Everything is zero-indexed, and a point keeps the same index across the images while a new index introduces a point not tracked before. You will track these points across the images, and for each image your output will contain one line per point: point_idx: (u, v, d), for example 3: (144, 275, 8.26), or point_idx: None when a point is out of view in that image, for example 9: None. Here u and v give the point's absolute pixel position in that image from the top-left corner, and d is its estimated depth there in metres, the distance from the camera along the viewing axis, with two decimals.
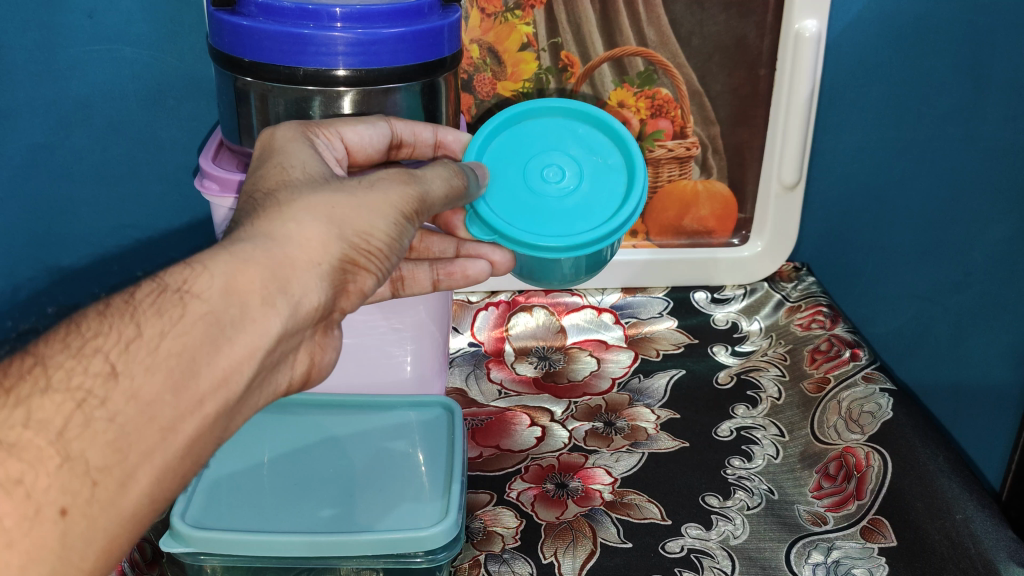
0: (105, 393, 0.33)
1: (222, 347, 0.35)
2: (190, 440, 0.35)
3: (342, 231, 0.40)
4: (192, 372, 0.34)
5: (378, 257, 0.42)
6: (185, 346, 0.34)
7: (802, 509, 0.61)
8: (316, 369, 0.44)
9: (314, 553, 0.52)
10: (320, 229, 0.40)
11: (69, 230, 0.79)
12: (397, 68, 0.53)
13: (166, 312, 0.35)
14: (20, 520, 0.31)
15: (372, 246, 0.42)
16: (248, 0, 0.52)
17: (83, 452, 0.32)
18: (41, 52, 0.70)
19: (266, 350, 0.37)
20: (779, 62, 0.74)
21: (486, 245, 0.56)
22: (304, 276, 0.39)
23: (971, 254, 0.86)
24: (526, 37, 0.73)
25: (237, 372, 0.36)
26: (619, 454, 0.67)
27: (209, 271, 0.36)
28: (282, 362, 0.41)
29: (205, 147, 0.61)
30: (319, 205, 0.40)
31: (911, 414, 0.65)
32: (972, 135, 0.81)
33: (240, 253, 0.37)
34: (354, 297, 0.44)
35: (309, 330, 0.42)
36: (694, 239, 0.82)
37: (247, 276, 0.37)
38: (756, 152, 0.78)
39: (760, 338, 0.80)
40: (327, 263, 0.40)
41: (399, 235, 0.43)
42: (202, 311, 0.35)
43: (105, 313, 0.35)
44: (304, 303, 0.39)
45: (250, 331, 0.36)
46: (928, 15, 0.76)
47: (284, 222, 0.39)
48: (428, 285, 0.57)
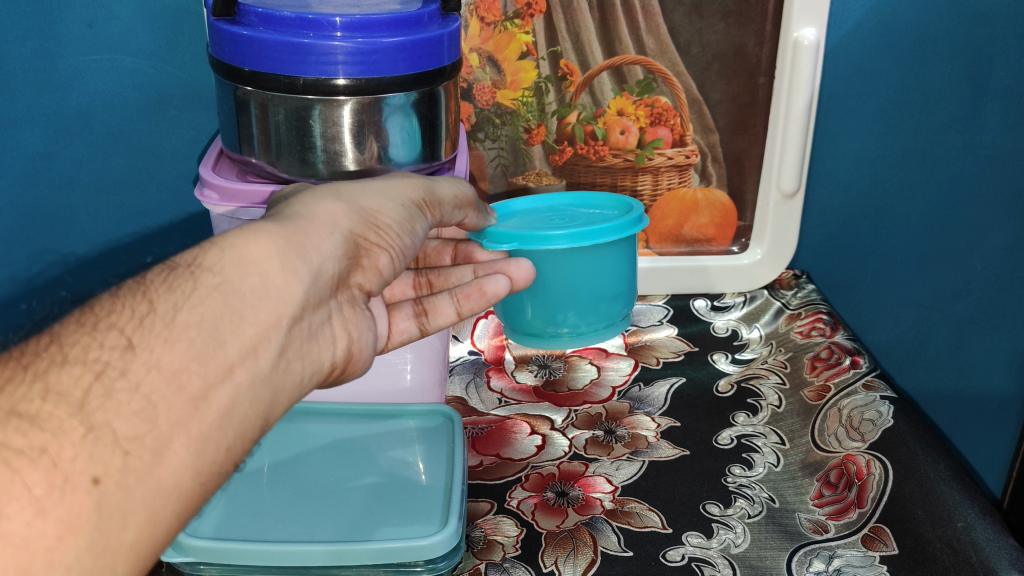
0: (124, 364, 0.31)
1: (246, 315, 0.35)
2: (224, 412, 0.34)
3: (354, 206, 0.42)
4: (217, 341, 0.34)
5: (390, 234, 0.44)
6: (202, 316, 0.34)
7: (803, 517, 0.60)
8: (357, 346, 0.44)
9: (340, 563, 0.51)
10: (331, 207, 0.42)
11: (65, 240, 0.78)
12: (397, 77, 0.53)
13: (177, 288, 0.34)
14: (48, 489, 0.29)
15: (382, 222, 0.43)
16: (248, 10, 0.53)
17: (108, 422, 0.30)
18: (41, 60, 0.71)
19: (292, 318, 0.37)
20: (778, 70, 0.74)
21: (500, 263, 0.55)
22: (321, 240, 0.40)
23: (971, 262, 0.86)
24: (526, 45, 0.73)
25: (264, 339, 0.36)
26: (620, 462, 0.67)
27: (218, 246, 0.36)
28: (316, 334, 0.40)
29: (206, 156, 0.61)
30: (327, 192, 0.43)
31: (911, 422, 0.65)
32: (971, 143, 0.82)
33: (250, 229, 0.38)
34: (372, 275, 0.44)
35: (334, 301, 0.42)
36: (694, 247, 0.83)
37: (258, 246, 0.37)
38: (756, 160, 0.79)
39: (760, 345, 0.80)
40: (341, 234, 0.41)
41: (412, 219, 0.45)
42: (214, 282, 0.35)
43: (117, 294, 0.34)
44: (323, 270, 0.39)
45: (272, 298, 0.37)
46: (925, 22, 0.77)
47: (294, 205, 0.41)
48: (453, 314, 0.52)
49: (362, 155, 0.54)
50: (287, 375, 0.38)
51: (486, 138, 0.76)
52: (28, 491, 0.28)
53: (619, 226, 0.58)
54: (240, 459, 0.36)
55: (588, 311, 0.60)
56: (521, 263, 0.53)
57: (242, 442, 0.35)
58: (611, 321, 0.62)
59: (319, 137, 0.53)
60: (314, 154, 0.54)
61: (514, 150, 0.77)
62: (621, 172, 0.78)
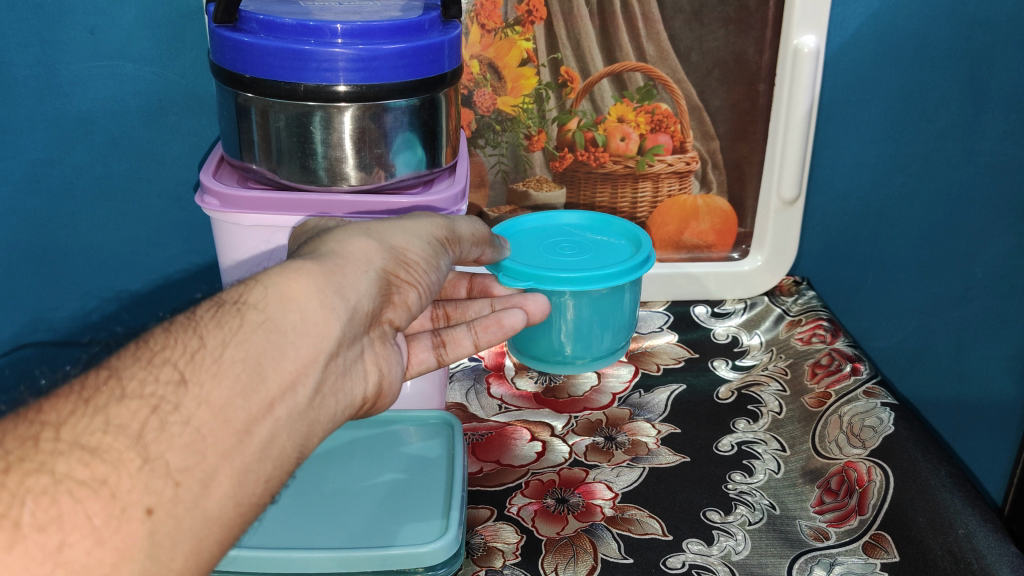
0: (177, 399, 0.34)
1: (287, 350, 0.37)
2: (264, 445, 0.36)
3: (384, 244, 0.44)
4: (260, 376, 0.36)
5: (418, 270, 0.45)
6: (247, 352, 0.36)
7: (803, 525, 0.60)
8: (388, 382, 0.45)
9: (344, 570, 0.51)
10: (364, 244, 0.43)
11: (69, 248, 0.78)
12: (397, 84, 0.53)
13: (225, 325, 0.37)
14: (107, 519, 0.31)
15: (410, 259, 0.45)
16: (249, 17, 0.53)
17: (162, 454, 0.32)
18: (44, 67, 0.71)
19: (330, 353, 0.39)
20: (778, 78, 0.74)
21: (516, 297, 0.56)
22: (357, 279, 0.41)
23: (971, 269, 0.87)
24: (526, 52, 0.73)
25: (303, 375, 0.37)
26: (620, 469, 0.66)
27: (262, 284, 0.38)
28: (351, 370, 0.41)
29: (206, 162, 0.61)
30: (358, 229, 0.45)
31: (912, 429, 0.65)
32: (971, 150, 0.82)
33: (291, 268, 0.39)
34: (402, 311, 0.45)
35: (366, 337, 0.43)
36: (694, 254, 0.83)
37: (299, 284, 0.39)
38: (756, 167, 0.79)
39: (760, 352, 0.79)
40: (374, 272, 0.42)
41: (437, 255, 0.47)
42: (259, 319, 0.37)
43: (170, 330, 0.36)
44: (359, 308, 0.41)
45: (312, 335, 0.38)
46: (927, 29, 0.77)
47: (329, 243, 0.43)
48: (471, 346, 0.53)
49: (362, 162, 0.55)
50: (323, 410, 0.39)
51: (487, 145, 0.76)
52: (89, 520, 0.30)
53: (629, 268, 0.57)
54: (277, 490, 0.37)
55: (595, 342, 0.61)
56: (536, 297, 0.54)
57: (281, 474, 0.37)
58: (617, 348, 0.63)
59: (319, 143, 0.54)
60: (315, 160, 0.54)
61: (514, 157, 0.77)
62: (621, 179, 0.78)
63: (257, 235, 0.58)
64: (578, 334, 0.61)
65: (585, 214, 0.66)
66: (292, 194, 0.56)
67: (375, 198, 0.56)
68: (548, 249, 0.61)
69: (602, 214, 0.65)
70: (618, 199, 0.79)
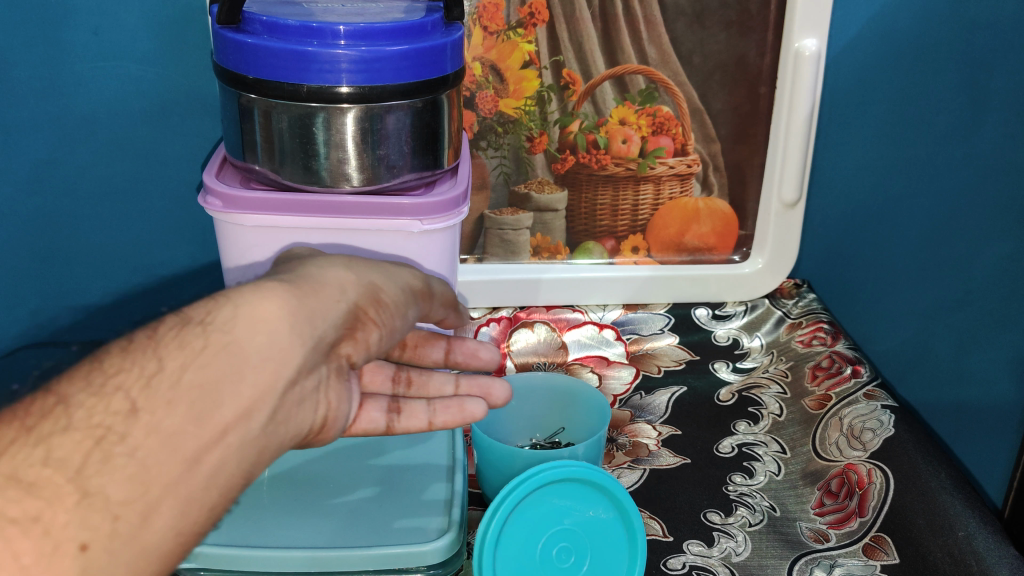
0: (125, 429, 0.33)
1: (246, 375, 0.37)
2: (213, 471, 0.36)
3: (362, 279, 0.44)
4: (216, 402, 0.36)
5: (388, 311, 0.45)
6: (207, 377, 0.36)
7: (804, 526, 0.61)
8: (333, 417, 0.44)
9: (342, 569, 0.51)
10: (342, 275, 0.43)
11: (69, 249, 0.78)
12: (399, 85, 0.53)
13: (188, 344, 0.36)
14: (37, 558, 0.30)
15: (383, 298, 0.45)
16: (253, 19, 0.53)
17: (102, 487, 0.32)
18: (46, 68, 0.71)
19: (289, 381, 0.39)
20: (779, 80, 0.75)
21: (482, 378, 0.54)
22: (329, 308, 0.41)
23: (972, 271, 0.87)
24: (528, 55, 0.73)
25: (259, 403, 0.37)
26: (620, 471, 0.67)
27: (232, 301, 0.38)
28: (304, 400, 0.41)
29: (209, 162, 0.61)
30: (337, 261, 0.45)
31: (912, 431, 0.64)
32: (972, 153, 0.82)
33: (265, 288, 0.39)
34: (361, 348, 0.44)
35: (324, 369, 0.42)
36: (695, 256, 0.83)
37: (269, 306, 0.38)
38: (757, 170, 0.79)
39: (761, 354, 0.81)
40: (347, 303, 0.42)
41: (407, 302, 0.47)
42: (224, 340, 0.37)
43: (127, 350, 0.36)
44: (324, 338, 0.41)
45: (276, 360, 0.38)
46: (927, 32, 0.77)
47: (308, 270, 0.43)
48: (425, 421, 0.51)
49: (363, 163, 0.55)
50: (273, 436, 0.39)
51: (489, 147, 0.76)
52: (15, 560, 0.29)
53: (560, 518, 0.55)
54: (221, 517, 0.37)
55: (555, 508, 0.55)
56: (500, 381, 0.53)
57: (226, 501, 0.37)
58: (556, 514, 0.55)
59: (322, 145, 0.54)
60: (318, 161, 0.54)
61: (516, 159, 0.77)
62: (624, 181, 0.79)
63: (259, 234, 0.58)
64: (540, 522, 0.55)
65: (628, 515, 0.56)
66: (293, 194, 0.56)
67: (378, 199, 0.56)
68: (539, 568, 0.54)
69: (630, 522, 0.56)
70: (620, 201, 0.79)
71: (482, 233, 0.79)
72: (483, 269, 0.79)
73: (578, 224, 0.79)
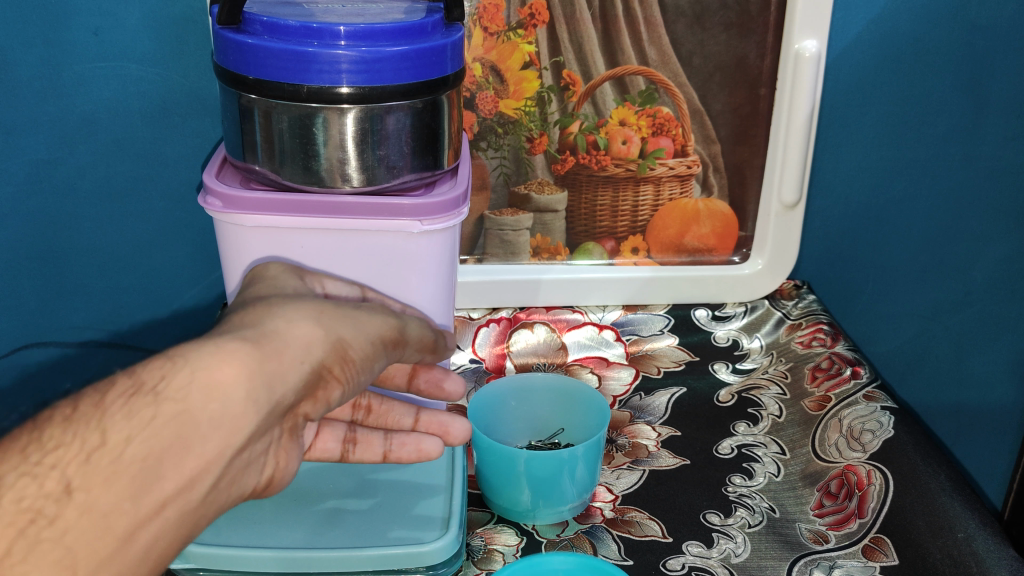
0: (56, 511, 0.34)
1: (192, 447, 0.37)
2: (146, 547, 0.36)
3: (330, 334, 0.43)
4: (156, 476, 0.36)
5: (352, 368, 0.45)
6: (152, 449, 0.36)
7: (803, 528, 0.61)
8: (281, 473, 0.46)
9: (342, 570, 0.51)
10: (309, 330, 0.42)
11: (69, 250, 0.78)
12: (399, 86, 0.53)
13: (136, 415, 0.36)
14: None
15: (349, 358, 0.44)
16: (254, 19, 0.53)
17: (29, 571, 0.33)
18: (47, 68, 0.71)
19: (238, 448, 0.39)
20: (779, 82, 0.75)
21: (443, 414, 0.57)
22: (291, 370, 0.41)
23: (971, 273, 0.87)
24: (529, 56, 0.73)
25: (204, 471, 0.38)
26: (620, 472, 0.67)
27: (189, 366, 0.37)
28: (253, 463, 0.42)
29: (210, 163, 0.60)
30: (307, 311, 0.43)
31: (911, 432, 0.64)
32: (971, 155, 0.82)
33: (225, 349, 0.39)
34: (319, 406, 0.45)
35: (275, 431, 0.44)
36: (695, 257, 0.83)
37: (227, 372, 0.38)
38: (757, 171, 0.79)
39: (761, 355, 0.81)
40: (309, 365, 0.42)
41: (374, 357, 0.46)
42: (176, 410, 0.37)
43: (69, 422, 0.36)
44: (282, 401, 0.41)
45: (225, 429, 0.38)
46: (926, 34, 0.77)
47: (276, 321, 0.42)
48: (379, 454, 0.57)
49: (364, 163, 0.55)
50: (214, 501, 0.40)
51: (489, 148, 0.76)
52: None
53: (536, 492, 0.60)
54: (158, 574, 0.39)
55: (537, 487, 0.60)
56: (458, 423, 0.56)
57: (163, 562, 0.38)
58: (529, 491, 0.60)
59: (322, 145, 0.54)
60: (318, 162, 0.54)
61: (516, 159, 0.77)
62: (624, 182, 0.79)
63: (258, 234, 0.58)
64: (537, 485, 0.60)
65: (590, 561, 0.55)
66: (293, 194, 0.56)
67: (379, 200, 0.56)
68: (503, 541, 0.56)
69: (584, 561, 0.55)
70: (619, 202, 0.79)
71: (482, 233, 0.79)
72: (482, 270, 0.79)
73: (578, 225, 0.79)
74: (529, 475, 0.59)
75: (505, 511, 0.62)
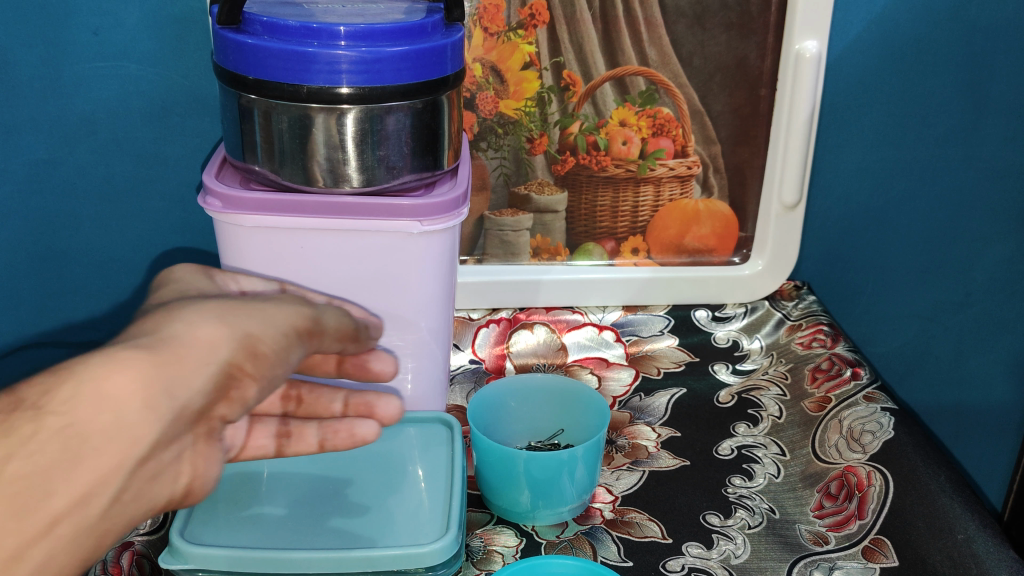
0: None
1: (83, 461, 0.36)
2: (43, 562, 0.36)
3: (235, 331, 0.41)
4: (46, 491, 0.35)
5: (265, 365, 0.42)
6: (35, 467, 0.34)
7: (803, 529, 0.61)
8: (199, 480, 0.43)
9: (342, 571, 0.51)
10: (212, 331, 0.41)
11: (69, 249, 0.78)
12: (399, 87, 0.53)
13: (15, 432, 0.34)
14: None
15: (260, 352, 0.42)
16: (253, 19, 0.53)
17: None
18: (47, 68, 0.71)
19: (138, 459, 0.38)
20: (779, 82, 0.75)
21: (371, 395, 0.56)
22: (194, 374, 0.39)
23: (971, 274, 0.87)
24: (529, 56, 0.73)
25: (99, 485, 0.36)
26: (620, 473, 0.67)
27: (74, 378, 0.36)
28: (161, 472, 0.40)
29: (210, 163, 0.60)
30: (209, 312, 0.42)
31: (912, 434, 0.64)
32: (972, 156, 0.82)
33: (120, 358, 0.37)
34: (234, 406, 0.43)
35: (187, 436, 0.41)
36: (695, 258, 0.83)
37: (119, 381, 0.36)
38: (757, 172, 0.79)
39: (761, 356, 0.81)
40: (214, 366, 0.40)
41: (288, 349, 0.44)
42: (60, 425, 0.35)
43: None
44: (187, 406, 0.39)
45: (121, 439, 0.36)
46: (927, 35, 0.77)
47: (174, 324, 0.40)
48: (314, 444, 0.54)
49: (363, 163, 0.55)
50: (119, 515, 0.38)
51: (489, 148, 0.76)
52: None
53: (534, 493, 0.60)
54: None
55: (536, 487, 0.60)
56: (389, 402, 0.55)
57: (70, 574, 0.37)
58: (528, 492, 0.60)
59: (322, 145, 0.54)
60: (318, 162, 0.54)
61: (517, 160, 0.77)
62: (624, 183, 0.78)
63: (258, 234, 0.58)
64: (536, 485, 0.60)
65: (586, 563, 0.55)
66: (293, 194, 0.56)
67: (378, 200, 0.56)
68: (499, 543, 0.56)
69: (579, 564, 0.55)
70: (620, 203, 0.79)
71: (482, 234, 0.79)
72: (482, 271, 0.79)
73: (578, 225, 0.79)
74: (529, 476, 0.59)
75: (505, 512, 0.62)
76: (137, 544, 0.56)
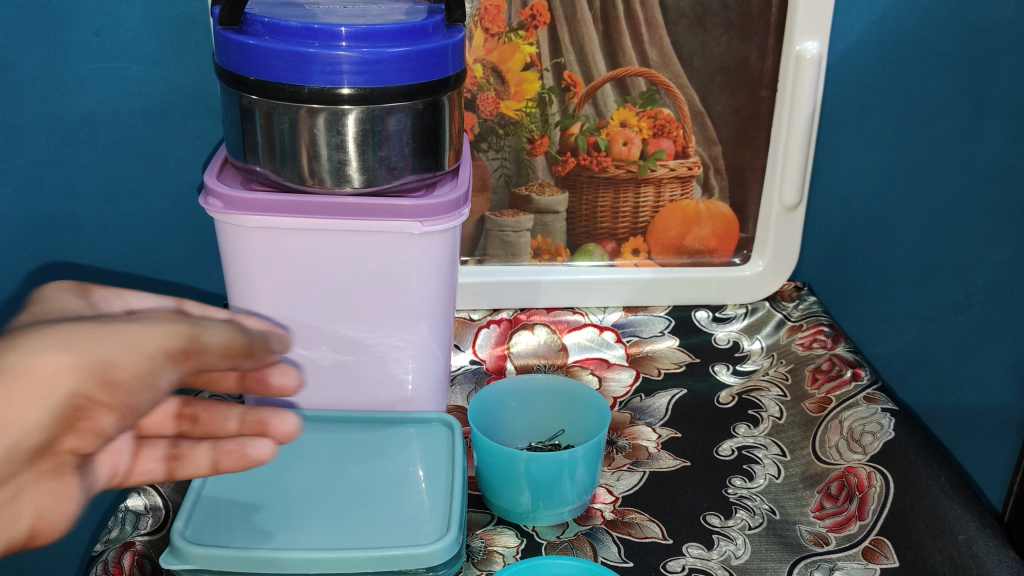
0: None
1: None
2: None
3: (83, 356, 0.36)
4: None
5: (122, 391, 0.38)
6: None
7: (803, 529, 0.61)
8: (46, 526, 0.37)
9: (342, 571, 0.51)
10: (53, 357, 0.35)
11: (69, 249, 0.78)
12: (400, 87, 0.53)
13: None
14: None
15: (116, 378, 0.37)
16: (255, 20, 0.53)
17: None
18: (48, 68, 0.71)
19: None
20: (780, 84, 0.75)
21: (267, 411, 0.49)
22: (27, 406, 0.34)
23: (972, 275, 0.87)
24: (530, 57, 0.73)
25: None
26: (620, 473, 0.67)
27: None
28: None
29: (210, 163, 0.60)
30: (56, 336, 0.36)
31: (912, 434, 0.64)
32: (971, 157, 0.82)
33: None
34: (89, 437, 0.38)
35: (27, 475, 0.36)
36: (695, 259, 0.83)
37: None
38: (757, 173, 0.79)
39: (761, 357, 0.81)
40: (52, 397, 0.35)
41: (154, 372, 0.39)
42: None
43: None
44: (21, 442, 0.34)
45: None
46: (926, 36, 0.77)
47: (11, 352, 0.35)
48: (206, 467, 0.47)
49: (365, 164, 0.55)
50: None
51: (490, 149, 0.76)
52: None
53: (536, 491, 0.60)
54: None
55: (537, 486, 0.60)
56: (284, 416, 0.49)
57: None
58: (530, 491, 0.60)
59: (323, 145, 0.54)
60: (320, 163, 0.54)
61: (517, 160, 0.77)
62: (624, 184, 0.79)
63: (259, 235, 0.58)
64: (538, 485, 0.60)
65: (587, 563, 0.55)
66: (294, 195, 0.56)
67: (379, 200, 0.56)
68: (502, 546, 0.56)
69: (582, 564, 0.55)
70: (620, 204, 0.79)
71: (482, 234, 0.79)
72: (483, 272, 0.79)
73: (578, 226, 0.80)
74: (529, 476, 0.59)
75: (505, 512, 0.62)
76: (138, 544, 0.56)
